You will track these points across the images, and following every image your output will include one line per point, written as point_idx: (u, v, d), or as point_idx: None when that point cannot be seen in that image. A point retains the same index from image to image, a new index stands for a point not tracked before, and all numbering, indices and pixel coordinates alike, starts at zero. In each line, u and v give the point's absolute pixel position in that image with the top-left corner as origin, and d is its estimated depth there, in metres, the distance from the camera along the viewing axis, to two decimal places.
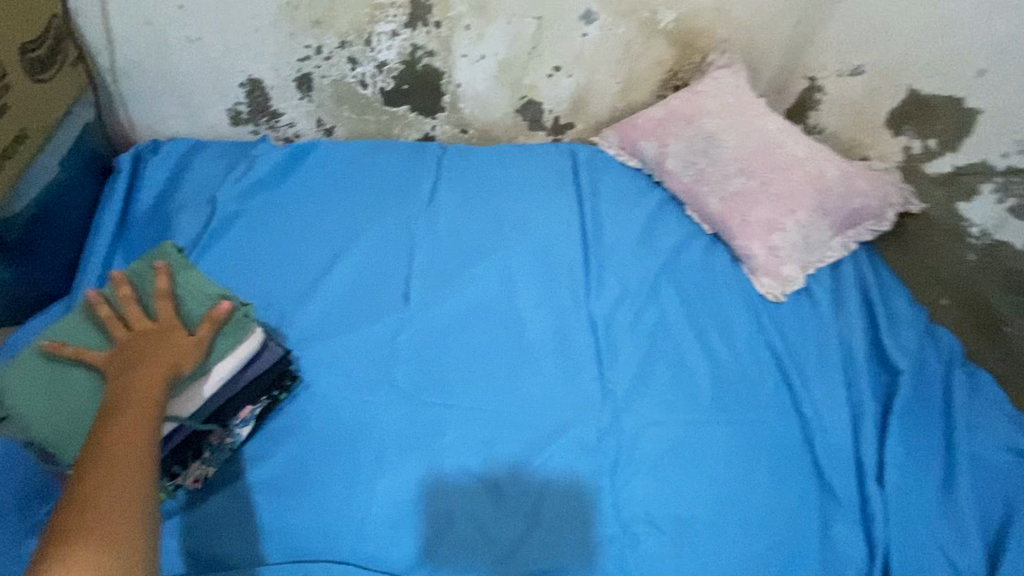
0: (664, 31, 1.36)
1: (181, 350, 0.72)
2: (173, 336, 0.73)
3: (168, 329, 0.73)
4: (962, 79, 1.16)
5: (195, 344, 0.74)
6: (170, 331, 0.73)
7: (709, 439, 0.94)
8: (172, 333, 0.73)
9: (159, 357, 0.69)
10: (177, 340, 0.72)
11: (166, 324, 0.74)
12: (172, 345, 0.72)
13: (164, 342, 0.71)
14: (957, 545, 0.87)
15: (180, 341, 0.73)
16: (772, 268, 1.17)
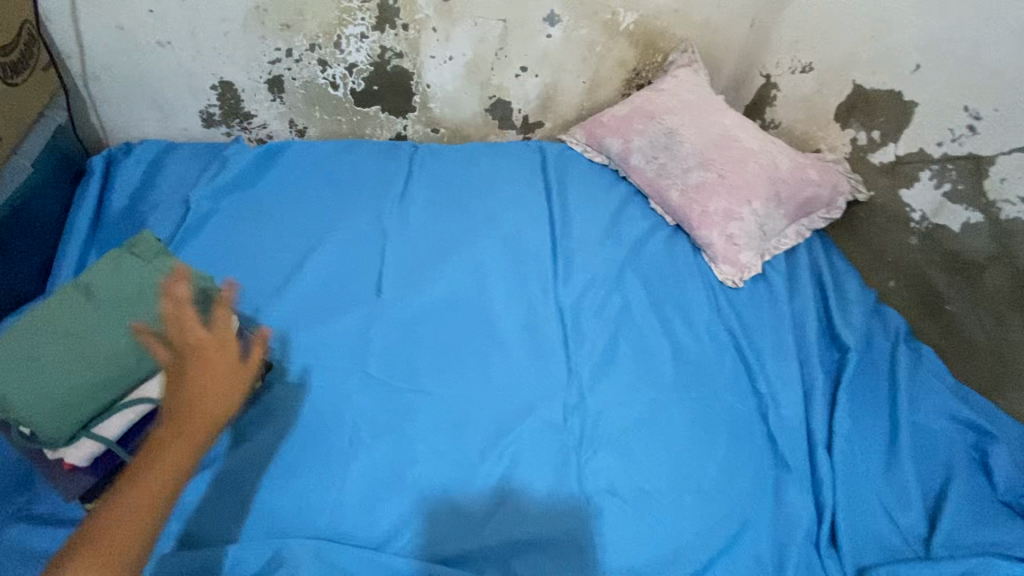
0: (626, 32, 1.42)
1: (227, 397, 0.57)
2: (225, 368, 0.58)
3: (220, 347, 0.58)
4: (898, 74, 1.20)
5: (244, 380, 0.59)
6: (222, 355, 0.58)
7: (670, 414, 0.98)
8: (224, 363, 0.58)
9: (202, 406, 0.56)
10: (226, 377, 0.58)
11: (219, 339, 0.58)
12: (219, 386, 0.57)
13: (210, 380, 0.57)
14: (901, 505, 0.92)
15: (226, 368, 0.58)
16: (730, 255, 1.23)
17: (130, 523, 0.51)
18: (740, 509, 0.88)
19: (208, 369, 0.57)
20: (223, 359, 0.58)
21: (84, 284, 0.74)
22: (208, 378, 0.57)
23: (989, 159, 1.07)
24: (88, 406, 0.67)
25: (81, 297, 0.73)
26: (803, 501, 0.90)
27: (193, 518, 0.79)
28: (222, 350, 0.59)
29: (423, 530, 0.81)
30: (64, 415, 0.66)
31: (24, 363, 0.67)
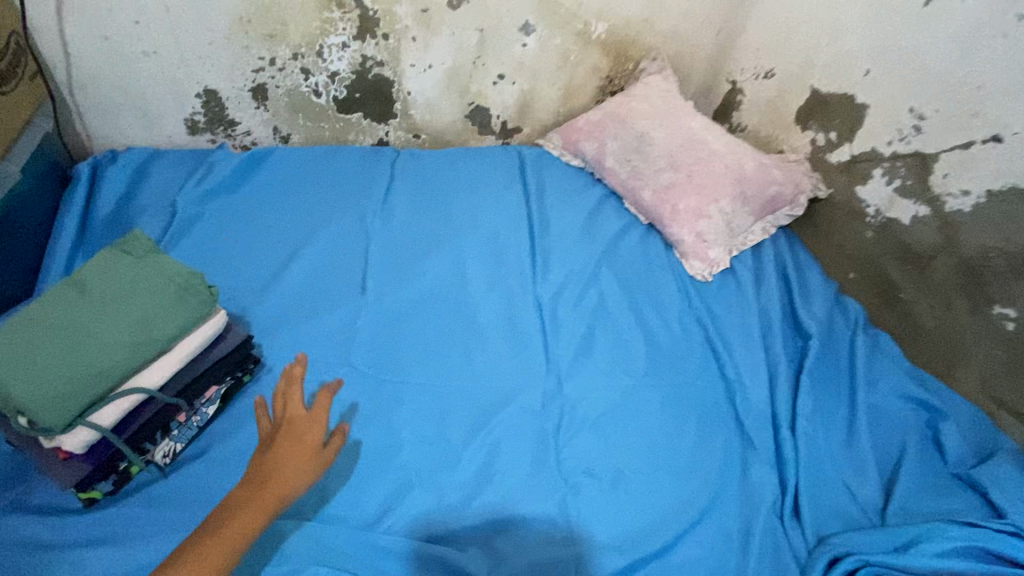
0: (598, 41, 1.49)
1: (299, 475, 0.70)
2: (304, 448, 0.73)
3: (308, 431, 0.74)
4: (851, 78, 1.27)
5: (315, 464, 0.72)
6: (302, 439, 0.73)
7: (643, 400, 1.04)
8: (305, 444, 0.73)
9: (278, 477, 0.69)
10: (302, 458, 0.71)
11: (309, 424, 0.75)
12: (296, 464, 0.71)
13: (288, 457, 0.71)
14: (858, 479, 0.98)
15: (306, 447, 0.73)
16: (699, 251, 1.29)
17: (199, 573, 0.61)
18: (708, 484, 0.93)
19: (292, 445, 0.72)
20: (303, 441, 0.73)
21: (79, 283, 0.79)
22: (290, 453, 0.71)
23: (933, 156, 1.14)
24: (82, 394, 0.69)
25: (76, 294, 0.77)
26: (767, 476, 0.96)
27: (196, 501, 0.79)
28: (307, 431, 0.74)
29: (408, 509, 0.85)
30: (60, 403, 0.68)
31: (20, 356, 0.70)
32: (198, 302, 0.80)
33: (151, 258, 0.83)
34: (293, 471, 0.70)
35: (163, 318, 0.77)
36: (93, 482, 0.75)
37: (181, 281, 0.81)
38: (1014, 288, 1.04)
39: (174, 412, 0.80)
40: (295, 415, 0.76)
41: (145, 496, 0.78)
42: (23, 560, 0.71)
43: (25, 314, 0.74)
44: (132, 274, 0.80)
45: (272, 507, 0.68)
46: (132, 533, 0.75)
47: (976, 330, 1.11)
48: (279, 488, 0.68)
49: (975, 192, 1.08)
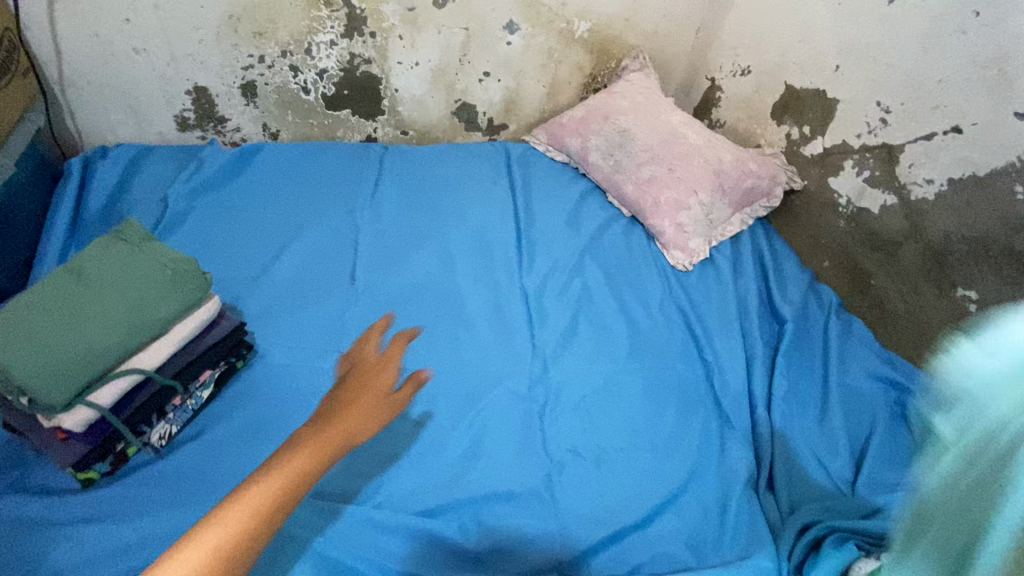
0: (581, 39, 1.53)
1: (352, 429, 0.54)
2: (369, 395, 0.57)
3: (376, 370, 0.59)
4: (822, 74, 1.32)
5: (381, 408, 0.56)
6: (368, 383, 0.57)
7: (625, 381, 1.08)
8: (370, 391, 0.57)
9: (338, 421, 0.54)
10: (367, 398, 0.56)
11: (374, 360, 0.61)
12: (362, 404, 0.55)
13: (342, 416, 0.54)
14: (830, 454, 1.02)
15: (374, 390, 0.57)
16: (680, 242, 1.33)
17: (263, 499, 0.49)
18: (686, 459, 0.98)
19: (360, 392, 0.57)
20: (367, 390, 0.57)
21: (75, 268, 0.82)
22: (358, 400, 0.56)
23: (900, 148, 1.19)
24: (82, 372, 0.73)
25: (72, 279, 0.80)
26: (744, 452, 1.00)
27: (195, 480, 0.81)
28: (374, 374, 0.59)
29: (398, 488, 0.88)
30: (61, 382, 0.72)
31: (20, 337, 0.73)
32: (193, 287, 0.84)
33: (145, 245, 0.86)
34: (343, 425, 0.54)
35: (159, 301, 0.81)
36: (91, 462, 0.78)
37: (176, 267, 0.84)
38: (975, 271, 1.08)
39: (169, 395, 0.84)
40: (366, 359, 0.61)
41: (142, 475, 0.81)
42: (25, 536, 0.74)
43: (21, 298, 0.77)
44: (128, 259, 0.83)
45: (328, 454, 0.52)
46: (130, 509, 0.78)
47: (941, 313, 1.15)
48: (324, 444, 0.52)
49: (937, 180, 1.13)
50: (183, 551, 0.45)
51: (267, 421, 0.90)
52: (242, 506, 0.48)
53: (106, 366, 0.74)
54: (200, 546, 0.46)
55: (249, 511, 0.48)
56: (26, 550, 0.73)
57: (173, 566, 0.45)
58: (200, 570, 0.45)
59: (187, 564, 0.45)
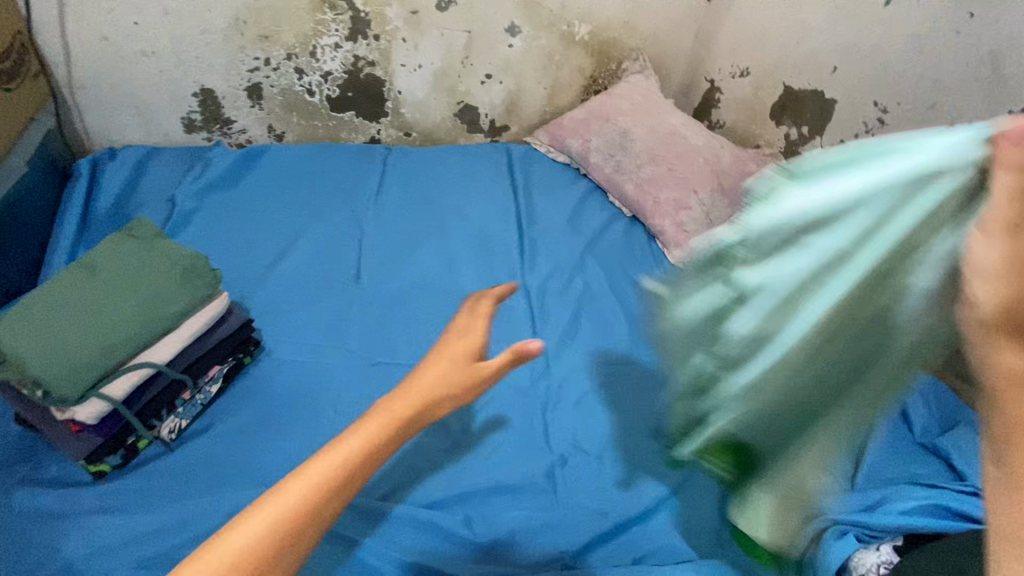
0: (581, 42, 1.55)
1: (450, 380, 0.53)
2: (459, 358, 0.55)
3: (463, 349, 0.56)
4: (820, 75, 1.34)
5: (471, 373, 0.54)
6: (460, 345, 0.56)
7: (627, 377, 1.09)
8: (459, 355, 0.55)
9: (436, 368, 0.53)
10: (456, 361, 0.54)
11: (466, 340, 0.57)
12: (451, 365, 0.54)
13: (434, 366, 0.53)
14: None
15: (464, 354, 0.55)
16: (680, 240, 1.34)
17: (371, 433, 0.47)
18: None
19: (451, 353, 0.55)
20: (460, 347, 0.56)
21: (89, 265, 0.85)
22: (447, 361, 0.54)
23: None
24: (96, 365, 0.76)
25: (86, 276, 0.84)
26: None
27: (205, 472, 0.83)
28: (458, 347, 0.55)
29: (404, 481, 0.90)
30: (75, 373, 0.75)
31: (37, 331, 0.77)
32: (202, 283, 0.88)
33: (157, 244, 0.90)
34: (437, 375, 0.52)
35: (170, 297, 0.84)
36: (103, 454, 0.80)
37: (186, 265, 0.88)
38: None
39: (179, 389, 0.87)
40: (450, 340, 0.57)
41: (152, 468, 0.83)
42: (38, 527, 0.75)
43: (38, 294, 0.81)
44: (140, 257, 0.88)
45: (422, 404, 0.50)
46: (140, 501, 0.79)
47: None
48: (422, 395, 0.51)
49: None
50: (282, 487, 0.43)
51: (275, 416, 0.91)
52: (319, 464, 0.44)
53: (121, 358, 0.78)
54: (269, 514, 0.42)
55: (334, 467, 0.44)
56: (40, 540, 0.74)
57: (287, 487, 0.43)
58: (276, 531, 0.41)
59: (297, 487, 0.43)
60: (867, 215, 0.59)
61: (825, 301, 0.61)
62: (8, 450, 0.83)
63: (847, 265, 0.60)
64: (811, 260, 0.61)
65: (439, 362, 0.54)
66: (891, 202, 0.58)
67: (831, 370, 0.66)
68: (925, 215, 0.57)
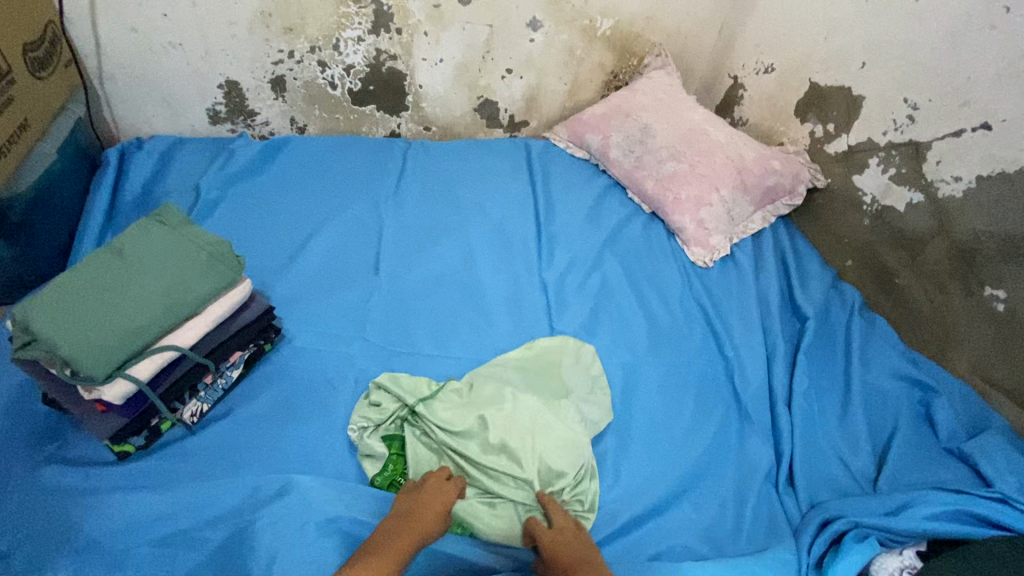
0: (604, 37, 1.53)
1: (439, 514, 0.78)
2: (441, 501, 0.79)
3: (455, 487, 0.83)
4: (848, 70, 1.30)
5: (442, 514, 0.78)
6: (440, 493, 0.80)
7: (645, 377, 1.08)
8: (444, 499, 0.80)
9: (417, 518, 0.76)
10: (434, 509, 0.78)
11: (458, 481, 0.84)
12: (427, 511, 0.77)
13: (423, 509, 0.77)
14: (850, 451, 1.02)
15: (444, 501, 0.80)
16: (701, 238, 1.30)
17: None
18: (699, 453, 0.98)
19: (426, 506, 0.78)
20: (448, 480, 0.83)
21: (117, 249, 0.88)
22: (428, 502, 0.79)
23: (927, 144, 1.17)
24: (123, 347, 0.79)
25: (114, 259, 0.86)
26: (762, 446, 1.00)
27: (224, 457, 0.85)
28: (441, 487, 0.81)
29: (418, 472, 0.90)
30: (98, 357, 0.77)
31: (63, 313, 0.79)
32: (227, 269, 0.90)
33: (181, 230, 0.92)
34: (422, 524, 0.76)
35: (194, 282, 0.86)
36: (126, 435, 0.82)
37: (212, 252, 0.90)
38: (1004, 269, 1.06)
39: (202, 373, 0.89)
40: (445, 480, 0.83)
41: (174, 450, 0.85)
42: (62, 504, 0.77)
43: (69, 275, 0.83)
44: (167, 242, 0.90)
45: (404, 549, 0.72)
46: (161, 481, 0.81)
47: (967, 312, 1.13)
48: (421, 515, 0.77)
49: (965, 177, 1.11)
50: None
51: (292, 405, 0.93)
52: None
53: (146, 341, 0.80)
54: None
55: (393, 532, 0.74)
56: (66, 516, 0.76)
57: None
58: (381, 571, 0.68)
59: None
60: (523, 353, 1.04)
61: (480, 399, 0.93)
62: (35, 428, 0.86)
63: (501, 388, 0.95)
64: (485, 368, 1.01)
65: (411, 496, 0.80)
66: (547, 355, 1.04)
67: (467, 439, 0.89)
68: (552, 352, 1.05)
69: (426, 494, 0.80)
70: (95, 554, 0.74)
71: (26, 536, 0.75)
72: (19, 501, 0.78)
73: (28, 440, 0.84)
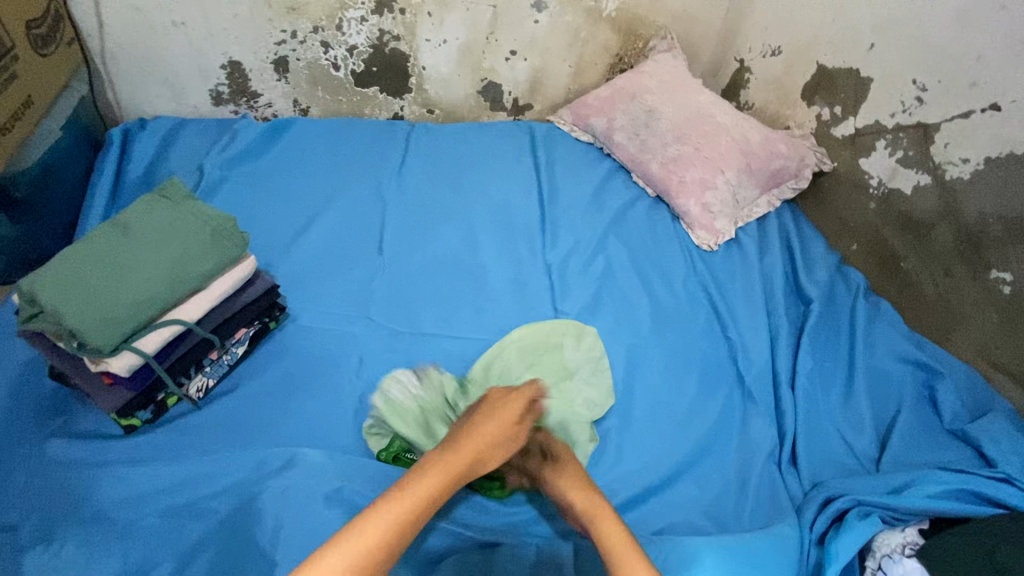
0: (608, 19, 1.51)
1: (500, 438, 0.82)
2: (506, 421, 0.83)
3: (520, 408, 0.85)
4: (856, 51, 1.28)
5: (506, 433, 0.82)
6: (506, 413, 0.84)
7: (648, 358, 1.08)
8: (509, 419, 0.84)
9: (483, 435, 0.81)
10: (499, 429, 0.82)
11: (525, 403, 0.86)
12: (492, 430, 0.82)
13: (489, 428, 0.82)
14: (854, 432, 1.02)
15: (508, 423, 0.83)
16: (706, 222, 1.29)
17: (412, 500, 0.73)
18: (701, 433, 0.98)
19: (493, 425, 0.82)
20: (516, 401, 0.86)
21: (121, 223, 0.88)
22: (494, 421, 0.83)
23: (935, 126, 1.16)
24: (129, 320, 0.79)
25: (119, 233, 0.86)
26: (766, 427, 1.00)
27: (231, 431, 0.86)
28: (508, 407, 0.85)
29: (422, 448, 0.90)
30: (105, 329, 0.77)
31: (69, 284, 0.79)
32: (233, 245, 0.90)
33: (186, 205, 0.92)
34: (485, 442, 0.80)
35: (198, 257, 0.87)
36: (133, 408, 0.83)
37: (217, 228, 0.90)
38: (1010, 252, 1.06)
39: (207, 349, 0.89)
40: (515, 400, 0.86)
41: (180, 424, 0.86)
42: (71, 475, 0.78)
43: (74, 248, 0.83)
44: (172, 217, 0.90)
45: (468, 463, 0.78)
46: (169, 455, 0.82)
47: (973, 295, 1.12)
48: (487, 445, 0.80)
49: (973, 159, 1.10)
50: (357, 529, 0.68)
51: (297, 382, 0.93)
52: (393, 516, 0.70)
53: (153, 314, 0.81)
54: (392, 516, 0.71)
55: (456, 451, 0.79)
56: (75, 487, 0.77)
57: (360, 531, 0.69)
58: (432, 489, 0.74)
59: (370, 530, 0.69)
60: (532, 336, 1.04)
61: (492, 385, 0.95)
62: (44, 403, 0.86)
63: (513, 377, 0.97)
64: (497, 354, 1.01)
65: (483, 419, 0.83)
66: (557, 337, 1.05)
67: None
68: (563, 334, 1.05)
69: (493, 413, 0.84)
70: (103, 524, 0.75)
71: (35, 506, 0.76)
72: (28, 474, 0.79)
73: (36, 414, 0.85)
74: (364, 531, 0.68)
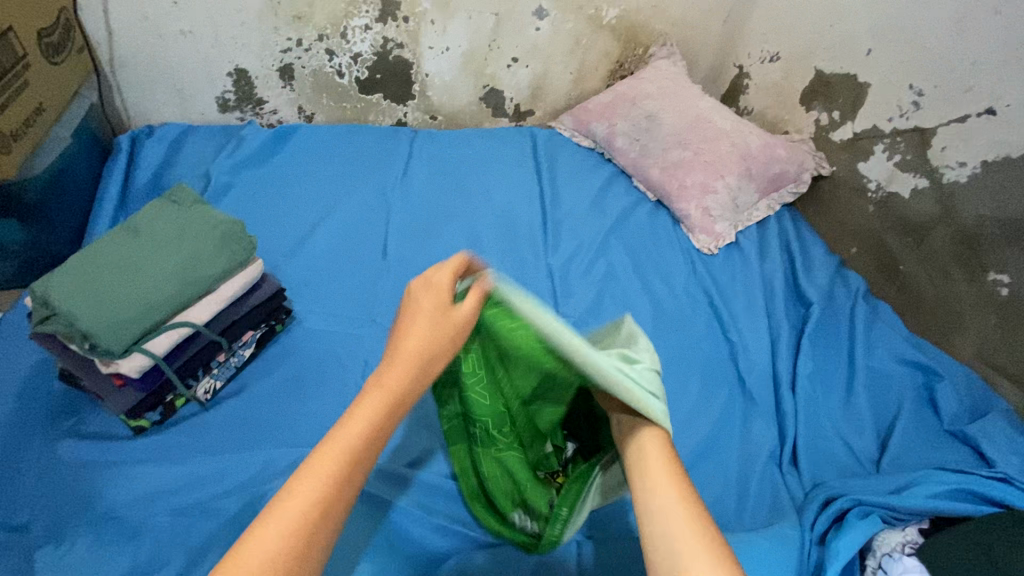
0: (609, 26, 1.53)
1: (439, 327, 0.61)
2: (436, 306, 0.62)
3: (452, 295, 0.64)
4: (854, 57, 1.30)
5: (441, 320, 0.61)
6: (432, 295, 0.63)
7: None
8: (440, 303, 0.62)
9: (415, 335, 0.60)
10: (430, 315, 0.61)
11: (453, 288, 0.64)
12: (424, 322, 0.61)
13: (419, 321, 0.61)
14: (854, 433, 1.03)
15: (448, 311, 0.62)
16: (706, 225, 1.31)
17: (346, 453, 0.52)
18: (703, 433, 0.99)
19: (423, 316, 0.61)
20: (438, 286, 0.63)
21: (133, 227, 0.90)
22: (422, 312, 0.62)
23: (932, 131, 1.17)
24: (139, 321, 0.81)
25: (129, 237, 0.88)
26: (766, 428, 1.01)
27: (238, 431, 0.87)
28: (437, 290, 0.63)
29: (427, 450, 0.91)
30: (115, 330, 0.79)
31: (80, 286, 0.80)
32: (240, 248, 0.92)
33: (195, 209, 0.94)
34: (421, 339, 0.60)
35: (207, 261, 0.88)
36: (142, 409, 0.84)
37: (225, 231, 0.92)
38: (1008, 254, 1.07)
39: (214, 351, 0.91)
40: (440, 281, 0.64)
41: (188, 425, 0.87)
42: (80, 476, 0.79)
43: (86, 252, 0.85)
44: (181, 221, 0.91)
45: (412, 368, 0.58)
46: (176, 455, 0.83)
47: (971, 296, 1.13)
48: (441, 330, 0.60)
49: (970, 163, 1.11)
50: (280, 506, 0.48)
51: (303, 384, 0.94)
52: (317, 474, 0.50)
53: (162, 315, 0.82)
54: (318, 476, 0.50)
55: (403, 358, 0.58)
56: (85, 487, 0.78)
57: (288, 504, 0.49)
58: (373, 416, 0.54)
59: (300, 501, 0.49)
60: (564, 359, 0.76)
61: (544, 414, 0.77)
62: (55, 404, 0.88)
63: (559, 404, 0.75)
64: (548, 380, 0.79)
65: (419, 311, 0.62)
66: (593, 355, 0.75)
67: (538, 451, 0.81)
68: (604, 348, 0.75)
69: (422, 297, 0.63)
70: (113, 523, 0.76)
71: (45, 507, 0.77)
72: (38, 474, 0.80)
73: (47, 416, 0.86)
74: (302, 484, 0.50)
